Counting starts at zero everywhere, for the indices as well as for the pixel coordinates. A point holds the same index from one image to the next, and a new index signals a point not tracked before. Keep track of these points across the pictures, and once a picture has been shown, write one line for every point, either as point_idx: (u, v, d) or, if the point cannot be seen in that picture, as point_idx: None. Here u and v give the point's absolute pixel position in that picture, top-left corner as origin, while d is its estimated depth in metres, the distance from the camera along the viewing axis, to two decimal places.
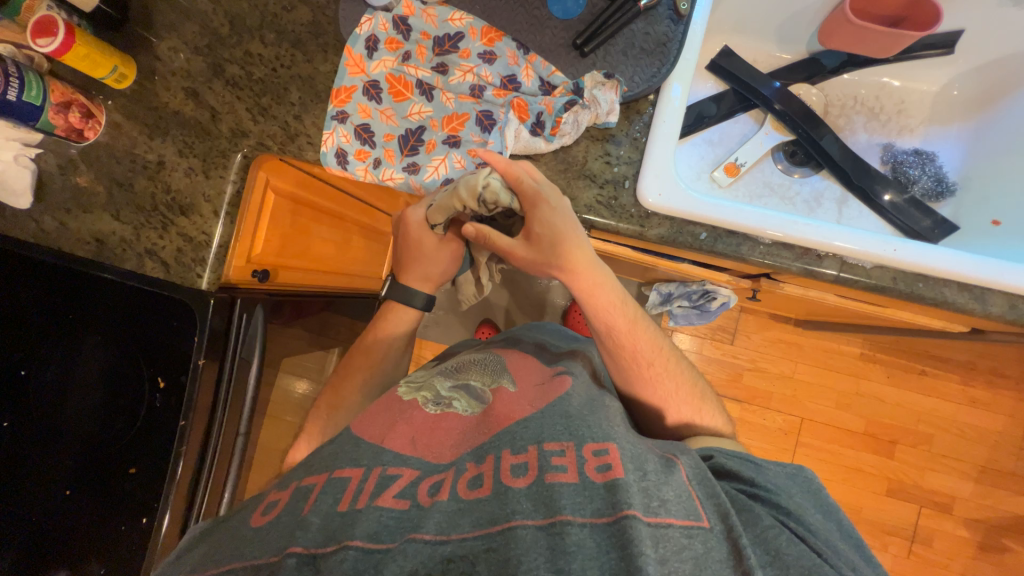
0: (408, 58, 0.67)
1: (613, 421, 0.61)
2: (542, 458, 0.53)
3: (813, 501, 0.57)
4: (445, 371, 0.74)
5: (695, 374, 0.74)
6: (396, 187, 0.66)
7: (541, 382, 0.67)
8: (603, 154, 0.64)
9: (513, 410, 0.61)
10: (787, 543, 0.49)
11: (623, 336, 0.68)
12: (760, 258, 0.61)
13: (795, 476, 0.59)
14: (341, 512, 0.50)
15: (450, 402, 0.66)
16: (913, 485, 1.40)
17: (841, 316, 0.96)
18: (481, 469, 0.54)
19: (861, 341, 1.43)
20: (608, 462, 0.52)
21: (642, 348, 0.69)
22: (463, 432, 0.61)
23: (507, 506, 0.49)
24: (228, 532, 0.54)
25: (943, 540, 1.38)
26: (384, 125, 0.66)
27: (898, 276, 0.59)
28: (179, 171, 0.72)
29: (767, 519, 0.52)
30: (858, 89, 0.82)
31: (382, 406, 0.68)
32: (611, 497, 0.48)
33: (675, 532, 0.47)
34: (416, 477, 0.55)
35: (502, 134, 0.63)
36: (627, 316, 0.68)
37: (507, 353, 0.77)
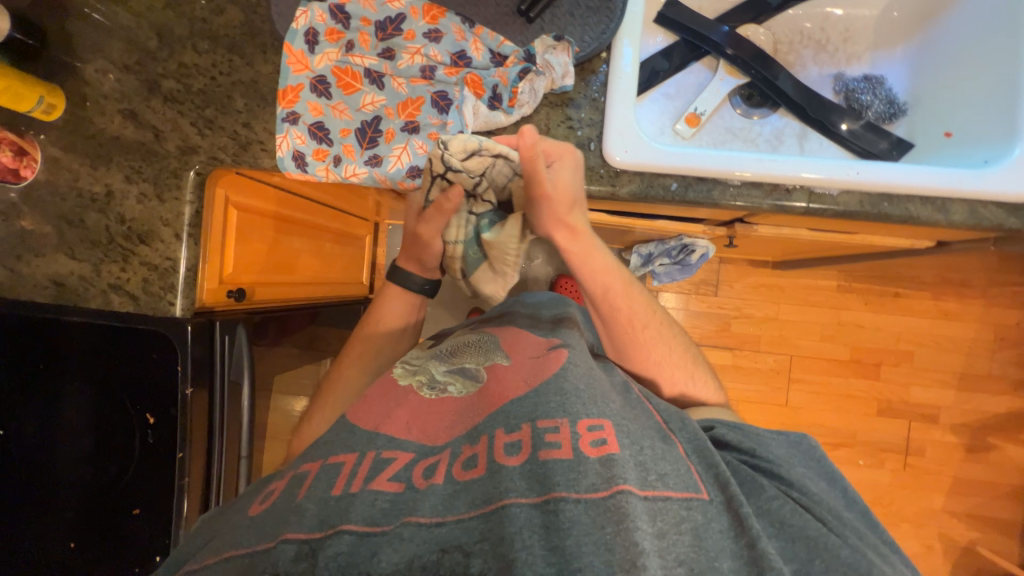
0: (351, 47, 0.64)
1: (608, 395, 0.61)
2: (535, 436, 0.53)
3: (815, 464, 0.62)
4: (439, 356, 0.75)
5: (687, 341, 0.79)
6: (361, 183, 0.65)
7: (536, 356, 0.68)
8: (565, 119, 0.63)
9: (506, 386, 0.63)
10: (790, 514, 0.54)
11: (620, 300, 0.72)
12: (731, 200, 0.62)
13: (801, 445, 0.63)
14: (336, 496, 0.52)
15: (446, 386, 0.67)
16: (902, 402, 1.47)
17: (816, 250, 0.98)
18: (475, 450, 0.55)
19: (837, 274, 1.47)
20: (602, 437, 0.53)
21: (636, 313, 0.74)
22: (457, 409, 0.63)
23: (500, 485, 0.50)
24: (227, 526, 0.53)
25: (935, 448, 1.46)
26: (338, 120, 0.64)
27: (865, 199, 0.61)
28: (131, 198, 0.69)
29: (772, 491, 0.56)
30: (803, 22, 0.83)
31: (377, 390, 0.68)
32: (607, 471, 0.49)
33: (673, 505, 0.50)
34: (412, 458, 0.56)
35: (460, 112, 0.62)
36: (621, 280, 0.72)
37: (502, 329, 0.78)
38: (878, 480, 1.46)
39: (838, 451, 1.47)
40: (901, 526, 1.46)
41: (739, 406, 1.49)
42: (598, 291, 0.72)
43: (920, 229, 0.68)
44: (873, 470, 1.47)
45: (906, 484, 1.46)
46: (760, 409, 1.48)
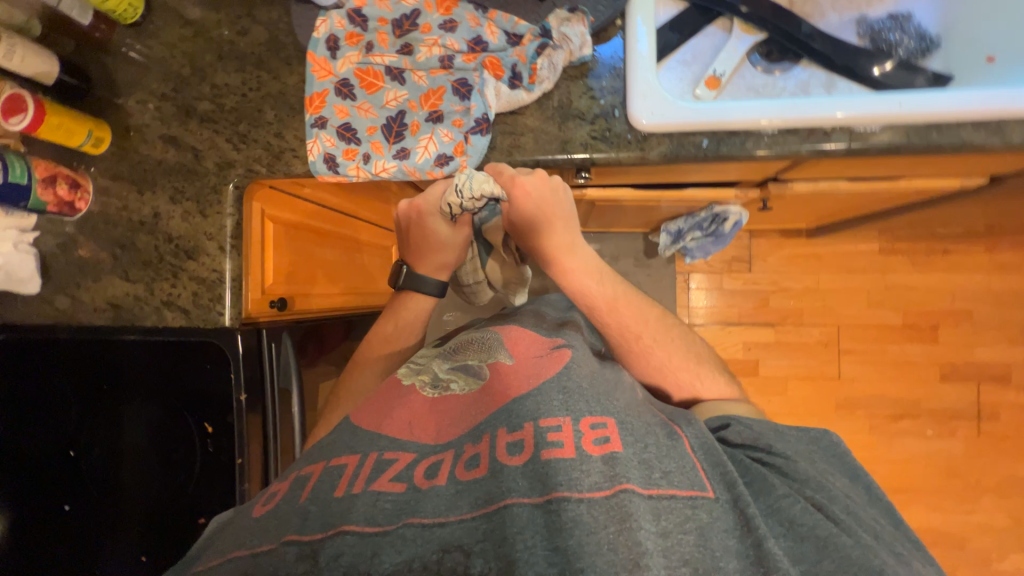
0: (371, 48, 0.67)
1: (613, 393, 0.64)
2: (538, 435, 0.55)
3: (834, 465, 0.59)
4: (444, 355, 0.80)
5: (693, 341, 0.79)
6: (391, 177, 0.66)
7: (539, 355, 0.71)
8: (586, 90, 0.63)
9: (508, 385, 0.65)
10: (800, 513, 0.52)
11: (605, 314, 0.76)
12: (767, 150, 0.60)
13: (819, 445, 0.61)
14: (338, 497, 0.53)
15: (449, 384, 0.71)
16: (967, 365, 1.38)
17: (854, 205, 0.95)
18: (478, 449, 0.57)
19: (877, 236, 1.41)
20: (605, 434, 0.55)
21: (627, 326, 0.76)
22: (461, 405, 0.66)
23: (502, 485, 0.52)
24: (230, 530, 0.53)
25: (1009, 411, 1.36)
26: (364, 119, 0.66)
27: (911, 130, 0.58)
28: (176, 217, 0.72)
29: (784, 489, 0.54)
30: None
31: (383, 390, 0.72)
32: (609, 470, 0.52)
33: (678, 503, 0.51)
34: (414, 459, 0.58)
35: (483, 95, 0.63)
36: (606, 296, 0.76)
37: (505, 327, 0.81)
38: (950, 451, 1.38)
39: (901, 423, 1.40)
40: (981, 498, 1.37)
41: (786, 384, 1.44)
42: (585, 306, 0.77)
43: (975, 159, 0.65)
44: (943, 439, 1.38)
45: (982, 453, 1.37)
46: (810, 384, 1.42)
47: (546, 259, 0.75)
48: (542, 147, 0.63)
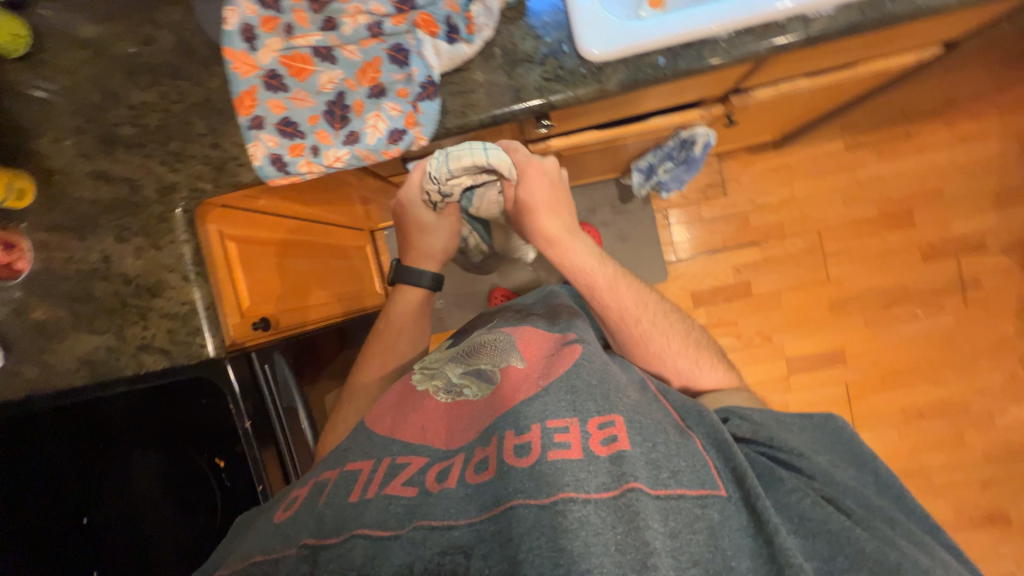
0: (292, 31, 0.62)
1: (624, 389, 0.65)
2: (545, 436, 0.57)
3: (837, 450, 0.63)
4: (457, 357, 0.80)
5: (692, 330, 0.83)
6: (347, 166, 0.62)
7: (551, 354, 0.73)
8: (528, 31, 0.60)
9: (519, 390, 0.66)
10: (809, 507, 0.55)
11: (605, 296, 0.80)
12: (726, 56, 0.57)
13: (823, 433, 0.65)
14: (352, 502, 0.55)
15: (461, 389, 0.70)
16: (945, 242, 1.42)
17: (816, 102, 0.94)
18: (486, 453, 0.58)
19: (840, 135, 1.42)
20: (613, 434, 0.57)
21: (626, 308, 0.79)
22: (474, 410, 0.66)
23: (510, 486, 0.52)
24: (257, 531, 0.57)
25: (990, 276, 1.41)
26: (303, 110, 0.62)
27: (864, 7, 0.56)
28: (129, 256, 0.67)
29: (791, 483, 0.57)
30: None
31: (397, 397, 0.73)
32: (616, 469, 0.54)
33: (687, 503, 0.53)
34: (427, 463, 0.60)
35: (422, 57, 0.59)
36: (607, 276, 0.80)
37: (518, 329, 0.82)
38: (942, 326, 1.43)
39: (893, 311, 1.44)
40: (976, 363, 1.44)
41: (780, 297, 1.47)
42: (585, 286, 0.81)
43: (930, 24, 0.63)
44: (934, 317, 1.43)
45: (971, 321, 1.43)
46: (803, 292, 1.45)
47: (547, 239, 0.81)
48: (496, 101, 0.60)
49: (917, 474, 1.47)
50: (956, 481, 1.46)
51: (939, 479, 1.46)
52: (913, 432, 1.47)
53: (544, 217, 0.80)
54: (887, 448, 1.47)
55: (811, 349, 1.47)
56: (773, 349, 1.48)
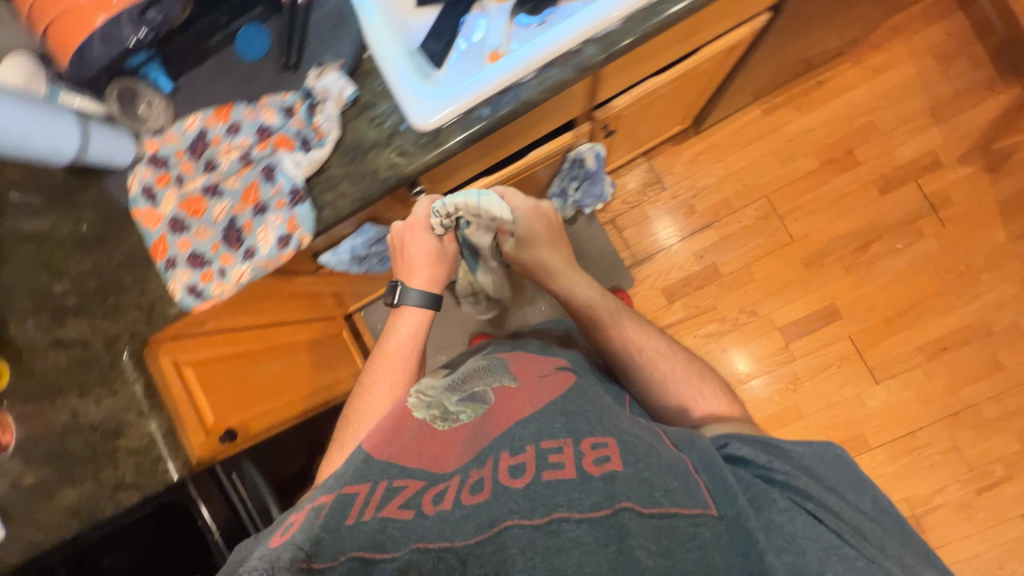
0: (181, 179, 0.71)
1: (617, 416, 0.72)
2: (540, 457, 0.62)
3: (824, 474, 0.71)
4: (451, 385, 0.85)
5: (697, 363, 0.91)
6: (252, 278, 0.70)
7: (545, 375, 0.82)
8: (370, 121, 0.68)
9: (513, 408, 0.74)
10: (797, 526, 0.59)
11: (608, 322, 0.92)
12: (538, 91, 0.64)
13: (812, 454, 0.73)
14: (349, 525, 0.56)
15: (459, 416, 0.77)
16: (897, 169, 1.39)
17: (689, 88, 1.00)
18: (481, 474, 0.63)
19: (753, 104, 1.45)
20: (606, 454, 0.62)
21: (632, 335, 0.91)
22: (470, 432, 0.72)
23: (504, 507, 0.57)
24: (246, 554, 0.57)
25: (958, 189, 1.36)
26: (206, 241, 0.71)
27: (643, 16, 0.63)
28: (91, 406, 0.75)
29: (783, 503, 0.62)
30: None
31: (391, 417, 0.75)
32: (609, 489, 0.57)
33: (681, 522, 0.56)
34: (423, 486, 0.63)
35: (286, 171, 0.67)
36: (608, 308, 0.94)
37: (511, 356, 0.91)
38: (928, 252, 1.37)
39: (871, 251, 1.39)
40: (981, 280, 1.35)
41: (751, 270, 1.44)
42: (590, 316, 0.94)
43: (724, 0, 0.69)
44: (916, 246, 1.38)
45: (957, 239, 1.36)
46: (772, 259, 1.43)
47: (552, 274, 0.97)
48: (358, 187, 0.67)
49: (964, 412, 1.36)
50: (1011, 408, 1.34)
51: (990, 411, 1.35)
52: (943, 369, 1.37)
53: (548, 253, 0.97)
54: (919, 393, 1.37)
55: (801, 312, 1.42)
56: (762, 323, 1.44)
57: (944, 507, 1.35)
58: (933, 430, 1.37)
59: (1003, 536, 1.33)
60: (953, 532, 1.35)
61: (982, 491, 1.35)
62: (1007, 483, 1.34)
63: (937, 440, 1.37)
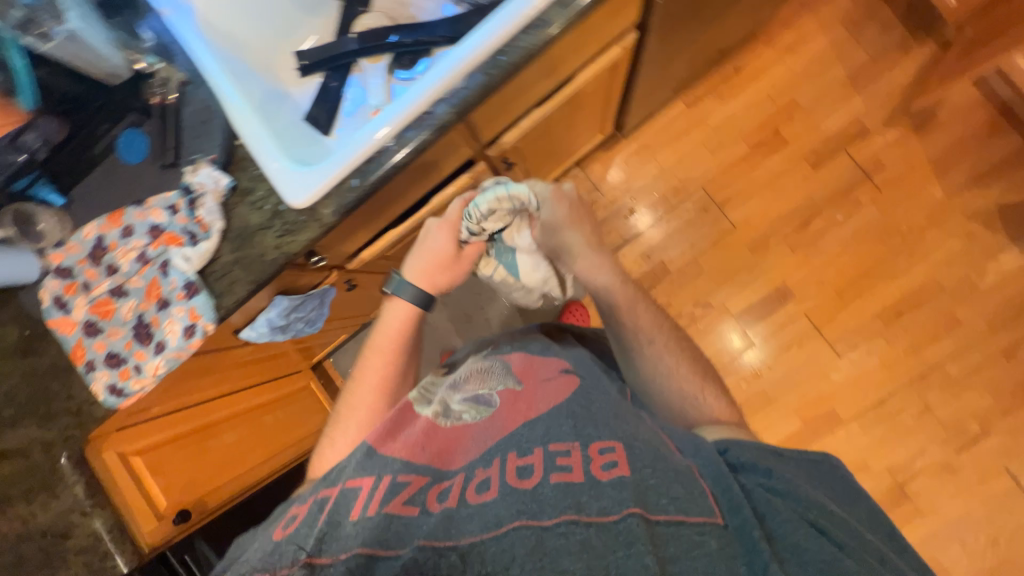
0: (88, 285, 0.74)
1: (623, 417, 0.70)
2: (548, 459, 0.62)
3: (826, 486, 0.67)
4: (454, 383, 0.84)
5: (701, 363, 0.88)
6: (166, 369, 0.73)
7: (550, 378, 0.79)
8: (251, 206, 0.71)
9: (532, 407, 0.72)
10: (804, 538, 0.56)
11: (625, 312, 0.88)
12: (400, 155, 0.66)
13: (809, 465, 0.70)
14: (353, 519, 0.58)
15: (460, 414, 0.76)
16: (826, 142, 1.40)
17: (586, 105, 1.02)
18: (488, 473, 0.63)
19: (675, 100, 1.47)
20: (613, 459, 0.61)
21: (644, 328, 0.87)
22: (473, 437, 0.71)
23: (510, 508, 0.56)
24: (250, 553, 0.58)
25: (887, 153, 1.38)
26: (119, 340, 0.73)
27: (487, 68, 0.65)
28: (34, 513, 0.76)
29: (786, 514, 0.59)
30: None
31: (397, 411, 0.76)
32: (619, 495, 0.56)
33: (686, 530, 0.54)
34: (426, 483, 0.64)
35: (179, 266, 0.70)
36: (626, 295, 0.89)
37: (511, 356, 0.88)
38: (870, 219, 1.38)
39: (814, 227, 1.40)
40: (925, 238, 1.36)
41: (700, 263, 1.45)
42: (608, 301, 0.89)
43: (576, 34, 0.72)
44: (856, 214, 1.39)
45: (894, 202, 1.37)
46: (717, 249, 1.44)
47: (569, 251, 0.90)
48: (249, 270, 0.70)
49: (931, 372, 1.35)
50: (976, 362, 1.34)
51: (955, 368, 1.34)
52: (902, 333, 1.37)
53: (569, 232, 0.89)
54: (883, 360, 1.37)
55: (755, 297, 1.43)
56: (718, 313, 1.43)
57: (926, 471, 1.35)
58: (903, 395, 1.37)
59: (989, 492, 1.33)
60: (939, 494, 1.34)
61: (961, 449, 1.34)
62: (984, 438, 1.33)
63: (909, 404, 1.36)
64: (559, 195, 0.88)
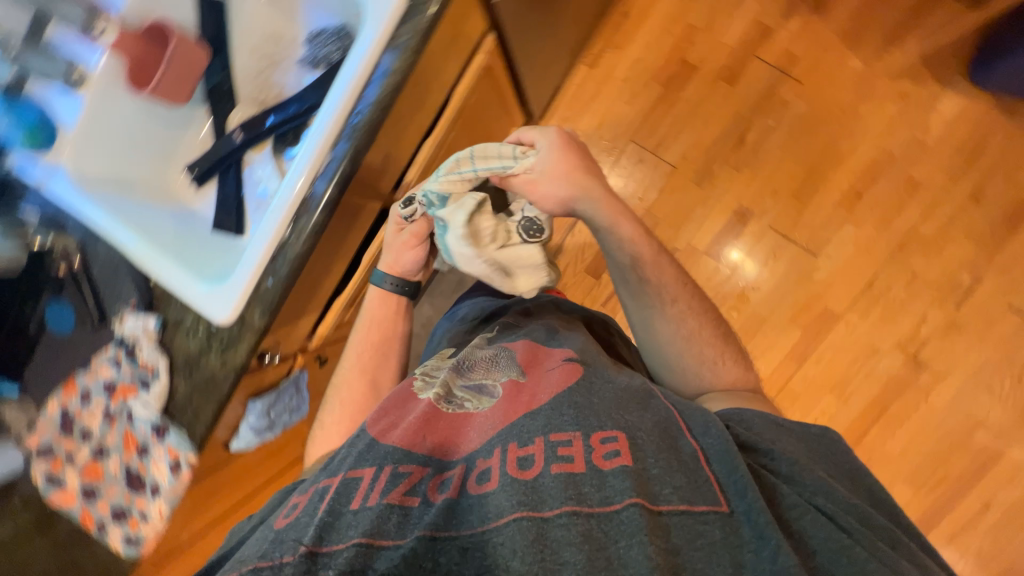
0: (68, 456, 0.76)
1: (625, 405, 0.68)
2: (548, 449, 0.62)
3: (831, 463, 0.66)
4: (455, 368, 0.84)
5: (723, 326, 0.88)
6: (168, 508, 0.75)
7: (552, 368, 0.77)
8: (184, 334, 0.73)
9: (538, 393, 0.72)
10: (810, 524, 0.56)
11: (648, 266, 0.85)
12: (300, 243, 0.67)
13: (819, 440, 0.69)
14: (354, 509, 0.61)
15: (462, 401, 0.77)
16: (734, 55, 1.38)
17: (480, 112, 1.02)
18: (489, 464, 0.64)
19: (575, 65, 1.45)
20: (615, 448, 0.61)
21: (667, 285, 0.85)
22: (473, 423, 0.73)
23: (509, 499, 0.58)
24: (256, 539, 0.63)
25: (795, 44, 1.36)
26: (116, 496, 0.76)
27: (349, 133, 0.65)
28: None
29: (793, 500, 0.59)
30: (247, 66, 0.84)
31: (399, 399, 0.78)
32: (621, 484, 0.57)
33: (688, 520, 0.56)
34: (429, 473, 0.66)
35: (142, 412, 0.72)
36: (650, 249, 0.85)
37: (515, 344, 0.87)
38: (801, 114, 1.36)
39: (750, 139, 1.39)
40: (860, 113, 1.34)
41: (653, 213, 1.44)
42: (631, 254, 0.84)
43: (427, 63, 0.72)
44: (787, 113, 1.37)
45: (819, 89, 1.35)
46: (665, 194, 1.43)
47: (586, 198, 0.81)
48: (204, 395, 0.72)
49: (908, 240, 1.35)
50: (948, 215, 1.33)
51: (930, 228, 1.33)
52: (868, 212, 1.36)
53: (582, 181, 0.81)
54: (859, 244, 1.37)
55: (716, 227, 1.42)
56: (687, 254, 1.43)
57: (933, 335, 1.35)
58: (888, 271, 1.36)
59: (999, 333, 1.33)
60: (951, 352, 1.36)
61: (960, 303, 1.34)
62: (979, 285, 1.33)
63: (896, 278, 1.36)
64: (558, 144, 0.83)
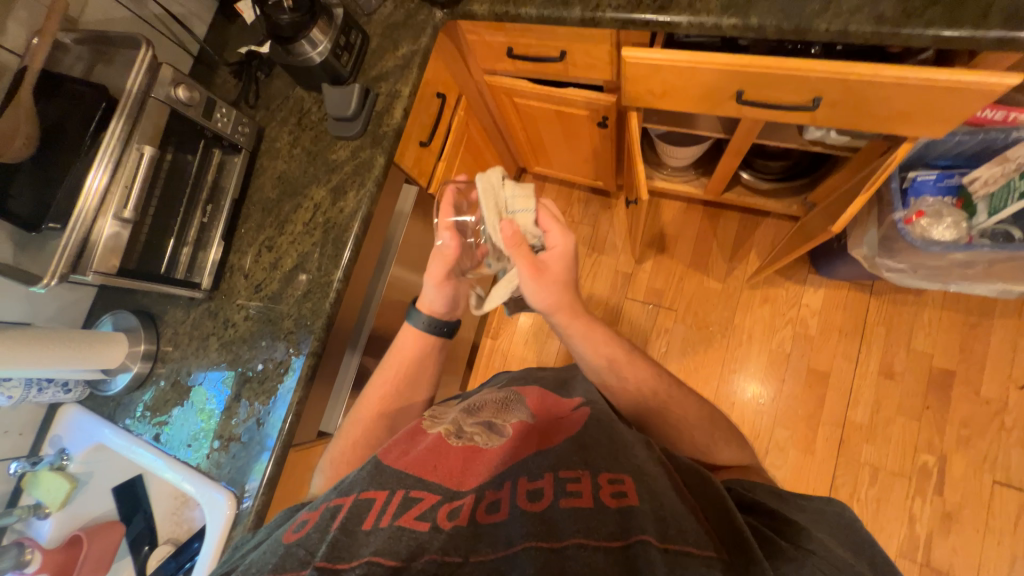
0: None
1: (633, 451, 0.58)
2: (556, 485, 0.51)
3: (835, 528, 0.54)
4: (467, 409, 0.70)
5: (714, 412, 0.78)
6: None
7: (562, 417, 0.66)
8: None
9: (547, 433, 0.61)
10: (811, 571, 0.44)
11: (624, 369, 0.77)
12: None
13: (819, 512, 0.56)
14: (367, 530, 0.48)
15: (473, 435, 0.62)
16: (609, 300, 1.51)
17: None
18: (498, 494, 0.52)
19: (481, 339, 1.52)
20: (623, 489, 0.50)
21: (645, 384, 0.77)
22: (484, 457, 0.58)
23: (524, 524, 0.47)
24: (257, 552, 0.49)
25: (657, 281, 1.50)
26: None
27: None
28: None
29: (789, 547, 0.47)
30: (166, 515, 0.93)
31: (404, 433, 0.64)
32: (632, 519, 0.47)
33: (694, 558, 0.44)
34: (439, 501, 0.52)
35: None
36: (621, 352, 0.78)
37: (524, 391, 0.74)
38: (685, 334, 1.44)
39: None
40: (739, 323, 1.41)
41: None
42: (603, 363, 0.77)
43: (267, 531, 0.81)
44: (673, 338, 1.44)
45: (694, 312, 1.45)
46: None
47: (566, 313, 0.75)
48: None
49: (847, 432, 1.28)
50: (872, 398, 1.29)
51: (862, 415, 1.28)
52: (792, 412, 1.32)
53: (561, 296, 0.74)
54: (800, 446, 1.30)
55: None
56: None
57: (933, 536, 1.18)
58: (845, 471, 1.26)
59: (1006, 517, 1.17)
60: (966, 555, 1.16)
61: (941, 491, 1.20)
62: (948, 465, 1.21)
63: (858, 475, 1.25)
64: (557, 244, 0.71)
